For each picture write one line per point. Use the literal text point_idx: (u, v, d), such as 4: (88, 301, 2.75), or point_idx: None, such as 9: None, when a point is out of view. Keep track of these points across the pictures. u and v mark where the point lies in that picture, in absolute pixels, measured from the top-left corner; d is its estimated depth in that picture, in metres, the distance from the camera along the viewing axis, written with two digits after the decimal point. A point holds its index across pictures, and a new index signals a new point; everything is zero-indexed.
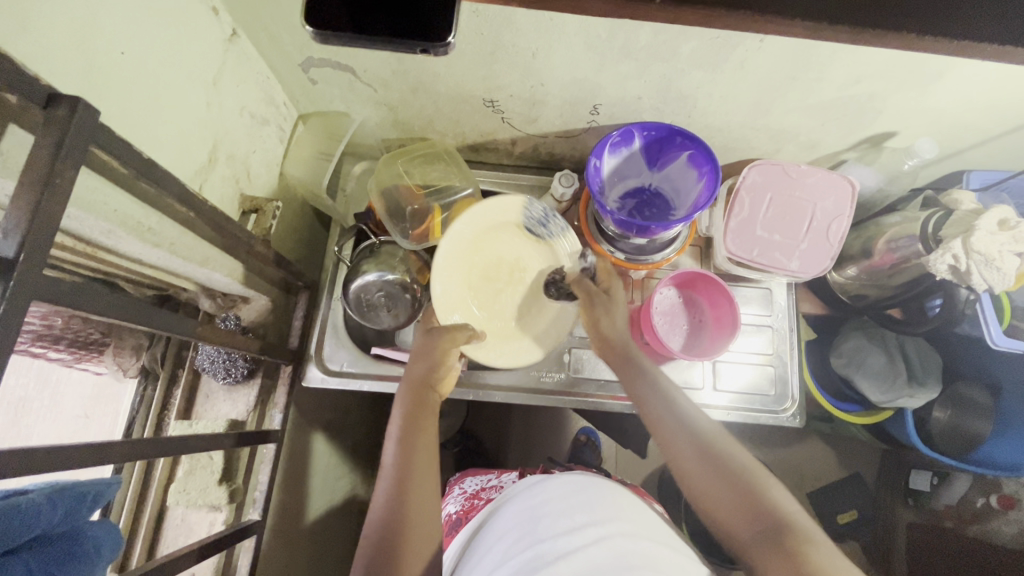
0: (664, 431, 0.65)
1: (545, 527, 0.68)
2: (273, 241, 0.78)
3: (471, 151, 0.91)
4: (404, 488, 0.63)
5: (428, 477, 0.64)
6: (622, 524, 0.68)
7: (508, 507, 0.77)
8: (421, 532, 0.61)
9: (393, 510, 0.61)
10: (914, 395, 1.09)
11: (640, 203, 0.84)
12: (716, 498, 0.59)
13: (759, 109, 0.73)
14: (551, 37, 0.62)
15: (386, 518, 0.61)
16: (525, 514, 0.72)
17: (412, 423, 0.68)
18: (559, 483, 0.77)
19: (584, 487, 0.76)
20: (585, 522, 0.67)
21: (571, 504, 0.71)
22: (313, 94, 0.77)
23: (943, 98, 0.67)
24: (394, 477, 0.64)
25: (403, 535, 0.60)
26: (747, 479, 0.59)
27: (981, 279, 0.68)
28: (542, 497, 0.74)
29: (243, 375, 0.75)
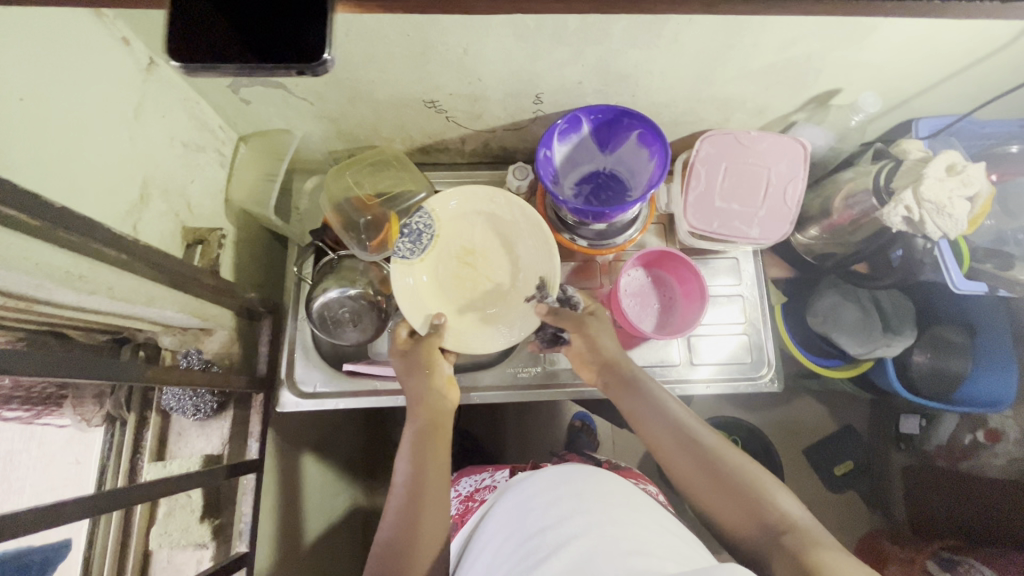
0: (666, 447, 0.65)
1: (535, 523, 0.67)
2: (227, 269, 0.76)
3: (423, 153, 0.89)
4: (416, 508, 0.64)
5: (439, 494, 0.67)
6: (613, 508, 0.67)
7: (500, 508, 0.77)
8: (426, 551, 0.63)
9: (402, 528, 0.63)
10: (890, 344, 1.12)
11: (596, 188, 0.83)
12: (726, 510, 0.59)
13: (701, 81, 0.73)
14: (479, 32, 0.61)
15: (394, 539, 0.63)
16: (515, 513, 0.72)
17: (423, 443, 0.69)
18: (547, 477, 0.77)
19: (573, 477, 0.75)
20: (574, 510, 0.67)
21: (561, 495, 0.71)
22: (249, 115, 0.75)
23: (880, 50, 0.67)
24: (402, 503, 0.65)
25: (409, 554, 0.62)
26: (751, 485, 0.59)
27: (936, 228, 0.68)
28: (531, 492, 0.75)
29: (213, 409, 0.74)
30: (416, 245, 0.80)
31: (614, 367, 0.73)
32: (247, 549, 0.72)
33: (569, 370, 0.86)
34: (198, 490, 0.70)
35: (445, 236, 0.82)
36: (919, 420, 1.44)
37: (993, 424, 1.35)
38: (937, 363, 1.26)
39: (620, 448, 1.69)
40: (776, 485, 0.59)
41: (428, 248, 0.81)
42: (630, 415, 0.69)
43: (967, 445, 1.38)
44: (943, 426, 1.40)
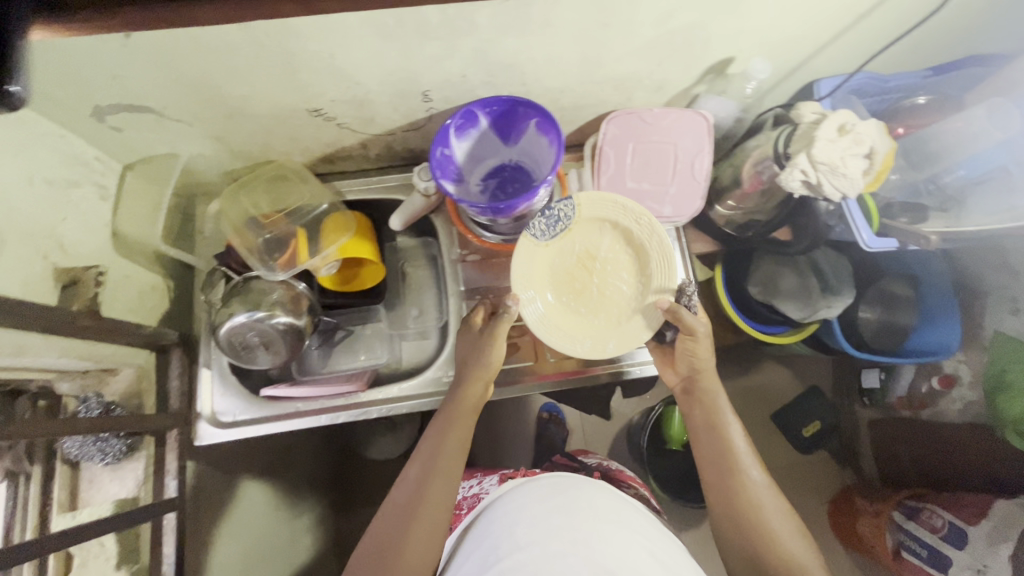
0: (728, 474, 0.72)
1: (520, 533, 0.69)
2: (124, 305, 0.73)
3: (327, 163, 0.87)
4: (425, 484, 0.69)
5: (447, 478, 0.70)
6: (598, 522, 0.70)
7: (484, 510, 0.78)
8: (425, 526, 0.67)
9: (409, 502, 0.68)
10: (831, 304, 1.12)
11: (503, 182, 0.81)
12: (733, 540, 0.70)
13: (590, 63, 0.71)
14: (338, 35, 0.58)
15: (400, 510, 0.68)
16: (498, 520, 0.73)
17: (445, 429, 0.73)
18: (538, 484, 0.77)
19: (565, 485, 0.76)
20: (564, 526, 0.69)
21: (546, 506, 0.72)
22: (126, 142, 0.71)
23: (760, 14, 0.65)
24: (414, 485, 0.70)
25: (408, 523, 0.67)
26: (770, 529, 0.68)
27: (834, 189, 0.68)
28: (520, 502, 0.74)
29: (123, 451, 0.70)
30: (549, 230, 0.75)
31: (697, 384, 0.77)
32: None
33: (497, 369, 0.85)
34: (112, 537, 0.68)
35: (576, 236, 0.76)
36: (879, 375, 1.46)
37: (946, 368, 1.29)
38: (887, 318, 1.29)
39: (591, 435, 1.69)
40: (797, 536, 0.68)
41: (562, 238, 0.76)
42: (694, 427, 0.77)
43: (925, 393, 1.34)
44: (901, 377, 1.40)
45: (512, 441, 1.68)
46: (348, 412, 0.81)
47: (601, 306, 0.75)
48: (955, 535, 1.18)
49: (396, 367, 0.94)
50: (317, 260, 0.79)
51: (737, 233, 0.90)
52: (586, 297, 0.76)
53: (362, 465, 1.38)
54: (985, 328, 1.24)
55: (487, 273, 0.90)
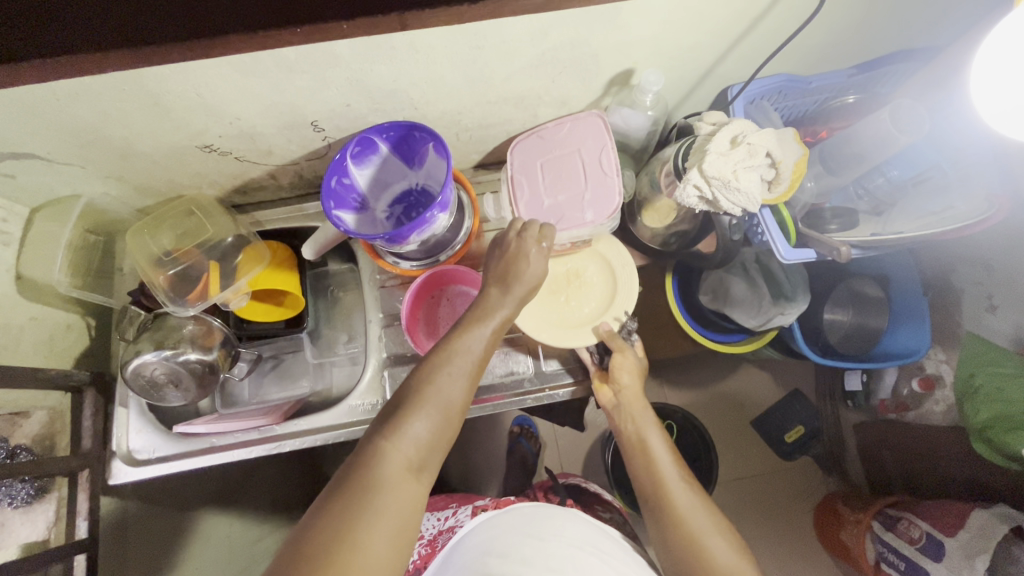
0: (653, 489, 0.70)
1: (494, 563, 0.66)
2: (28, 347, 0.74)
3: (241, 194, 0.87)
4: (436, 376, 0.57)
5: (462, 378, 0.58)
6: (575, 551, 0.69)
7: (457, 549, 0.74)
8: (432, 425, 0.56)
9: (413, 394, 0.56)
10: (785, 312, 1.05)
11: (408, 208, 0.80)
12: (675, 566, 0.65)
13: (477, 84, 0.69)
14: (196, 74, 0.57)
15: (401, 403, 0.56)
16: (468, 562, 0.69)
17: (470, 326, 0.61)
18: (508, 517, 0.75)
19: (537, 516, 0.74)
20: (540, 554, 0.67)
21: (505, 537, 0.70)
22: (25, 187, 0.72)
23: (641, 27, 0.63)
24: (421, 377, 0.58)
25: (410, 415, 0.55)
26: (703, 549, 0.63)
27: (731, 204, 0.65)
28: (481, 539, 0.72)
29: (31, 494, 0.71)
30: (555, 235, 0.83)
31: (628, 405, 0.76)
32: None
33: None
34: None
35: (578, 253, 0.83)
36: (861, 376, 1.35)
37: (928, 370, 1.21)
38: (859, 321, 1.23)
39: (565, 448, 1.66)
40: (738, 552, 0.63)
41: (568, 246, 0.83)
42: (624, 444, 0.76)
43: (907, 396, 1.26)
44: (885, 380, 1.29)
45: (485, 456, 1.65)
46: (261, 446, 0.80)
47: (563, 310, 0.80)
48: (933, 546, 1.08)
49: (325, 395, 0.92)
50: (228, 292, 0.80)
51: (662, 246, 0.88)
52: (552, 300, 0.81)
53: None
54: (962, 328, 1.18)
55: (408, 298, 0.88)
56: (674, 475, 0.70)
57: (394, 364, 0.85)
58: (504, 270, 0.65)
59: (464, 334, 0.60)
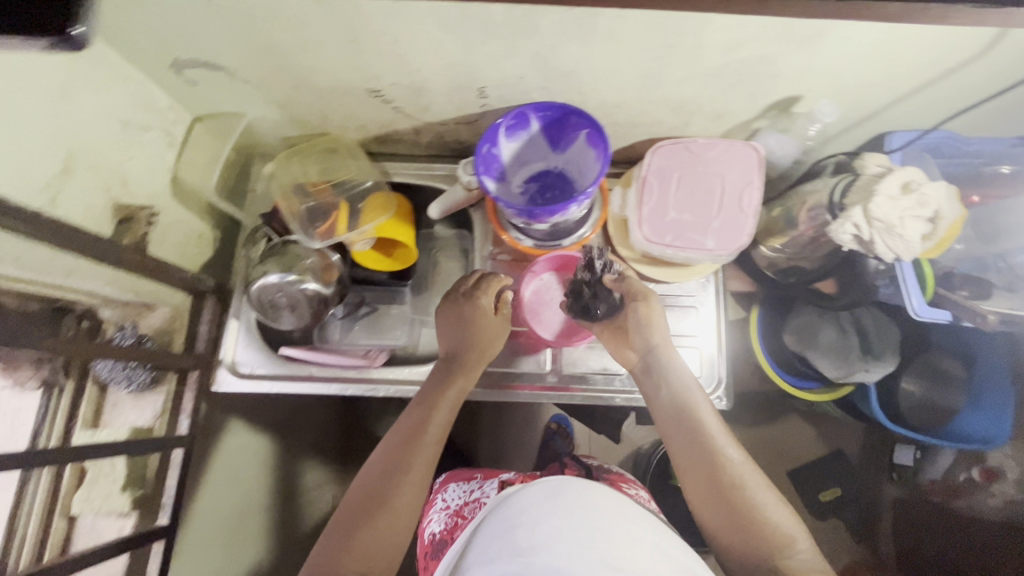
0: (692, 454, 0.65)
1: (521, 537, 0.58)
2: (169, 246, 0.77)
3: (378, 143, 0.89)
4: (388, 477, 0.65)
5: (413, 472, 0.66)
6: (619, 527, 0.60)
7: (484, 523, 0.66)
8: (389, 523, 0.62)
9: (365, 498, 0.63)
10: (870, 369, 1.03)
11: (543, 187, 0.81)
12: (722, 525, 0.61)
13: (649, 81, 0.70)
14: (403, 21, 0.59)
15: (354, 507, 0.63)
16: (494, 533, 0.61)
17: (420, 420, 0.70)
18: (532, 489, 0.66)
19: (564, 486, 0.65)
20: (571, 525, 0.58)
21: (536, 508, 0.62)
22: (198, 96, 0.75)
23: (835, 56, 0.62)
24: (371, 479, 0.65)
25: (362, 517, 0.62)
26: (757, 509, 0.60)
27: (886, 248, 0.64)
28: (513, 508, 0.64)
29: (146, 382, 0.76)
30: None
31: (657, 357, 0.71)
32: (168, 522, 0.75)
33: (508, 371, 0.85)
34: (121, 459, 0.71)
35: None
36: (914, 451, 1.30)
37: (990, 462, 1.22)
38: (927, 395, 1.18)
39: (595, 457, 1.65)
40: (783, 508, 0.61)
41: None
42: (659, 406, 0.70)
43: (961, 482, 1.26)
44: (939, 461, 1.27)
45: (515, 446, 1.66)
46: (357, 386, 0.83)
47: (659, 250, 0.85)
48: None
49: (412, 351, 0.93)
50: (353, 234, 0.81)
51: (777, 277, 0.89)
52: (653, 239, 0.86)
53: None
54: None
55: (515, 274, 0.90)
56: (715, 432, 0.66)
57: None
58: (478, 349, 0.77)
59: (414, 430, 0.69)
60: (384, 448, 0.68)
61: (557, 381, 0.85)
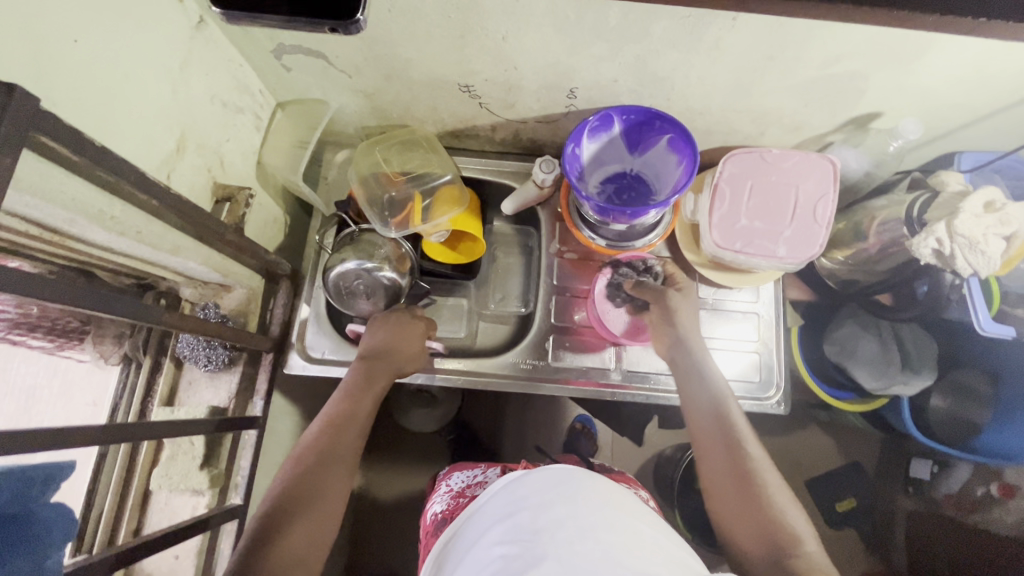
0: (713, 444, 0.66)
1: (527, 523, 0.56)
2: (252, 229, 0.78)
3: (452, 138, 0.91)
4: (324, 466, 0.65)
5: (344, 464, 0.66)
6: (634, 521, 0.57)
7: (485, 506, 0.64)
8: (315, 517, 0.61)
9: (305, 485, 0.63)
10: (910, 382, 1.00)
11: (619, 188, 0.84)
12: (739, 516, 0.61)
13: (738, 90, 0.72)
14: (518, 20, 0.61)
15: (292, 492, 0.62)
16: (493, 523, 0.59)
17: (351, 414, 0.70)
18: (536, 474, 0.64)
19: (572, 475, 0.63)
20: (578, 512, 0.56)
21: (540, 494, 0.60)
22: (288, 82, 0.76)
23: (927, 76, 0.65)
24: (313, 466, 0.64)
25: (306, 503, 0.61)
26: (774, 508, 0.60)
27: (966, 264, 0.66)
28: (513, 494, 0.62)
29: (224, 362, 0.77)
30: None
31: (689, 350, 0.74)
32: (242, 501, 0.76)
33: (574, 367, 0.86)
34: (201, 438, 0.72)
35: None
36: (932, 466, 1.26)
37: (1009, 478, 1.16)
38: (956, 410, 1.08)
39: None
40: (794, 508, 0.61)
41: None
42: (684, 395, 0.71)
43: (979, 497, 1.21)
44: (955, 474, 1.23)
45: None
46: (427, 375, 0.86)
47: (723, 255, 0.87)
48: None
49: (470, 345, 0.94)
50: (429, 226, 0.81)
51: (838, 287, 0.91)
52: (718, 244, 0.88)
53: (399, 431, 1.43)
54: None
55: (581, 274, 0.91)
56: (739, 427, 0.67)
57: (557, 332, 0.89)
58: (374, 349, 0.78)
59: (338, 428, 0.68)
60: (306, 442, 0.67)
61: (621, 380, 0.86)
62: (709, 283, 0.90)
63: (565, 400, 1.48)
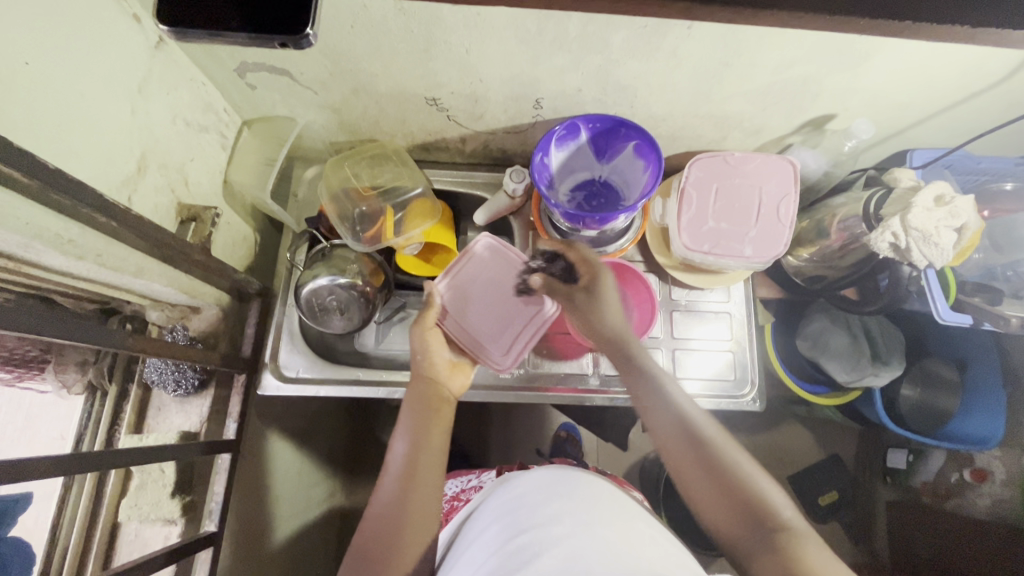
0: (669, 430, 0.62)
1: (526, 518, 0.59)
2: (221, 248, 0.77)
3: (423, 150, 0.91)
4: (409, 486, 0.63)
5: (432, 479, 0.65)
6: (628, 520, 0.59)
7: (485, 508, 0.67)
8: (426, 490, 0.64)
9: (396, 501, 0.63)
10: (878, 373, 1.02)
11: (589, 195, 0.85)
12: (713, 504, 0.57)
13: (698, 96, 0.74)
14: (481, 33, 0.62)
15: (385, 518, 0.62)
16: (498, 518, 0.62)
17: (422, 432, 0.67)
18: (528, 478, 0.68)
19: (562, 477, 0.67)
20: (576, 508, 0.59)
21: (541, 493, 0.63)
22: (253, 100, 0.75)
23: (874, 78, 0.68)
24: (396, 489, 0.64)
25: (399, 529, 0.61)
26: (746, 484, 0.57)
27: (921, 256, 0.69)
28: (517, 492, 0.65)
29: (194, 386, 0.75)
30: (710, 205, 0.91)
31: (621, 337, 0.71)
32: (217, 528, 0.72)
33: (553, 374, 0.87)
34: (171, 464, 0.70)
35: None
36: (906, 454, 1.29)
37: (979, 462, 1.18)
38: (925, 400, 1.11)
39: None
40: (767, 480, 0.58)
41: None
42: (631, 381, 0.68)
43: (952, 484, 1.22)
44: (930, 463, 1.25)
45: None
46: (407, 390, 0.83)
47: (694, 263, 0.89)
48: None
49: None
50: (400, 239, 0.82)
51: (805, 284, 0.93)
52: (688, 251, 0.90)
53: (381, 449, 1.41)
54: None
55: None
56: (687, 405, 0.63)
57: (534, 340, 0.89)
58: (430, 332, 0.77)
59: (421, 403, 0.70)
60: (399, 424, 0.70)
61: (599, 385, 0.87)
62: (681, 285, 0.92)
63: (547, 408, 1.48)
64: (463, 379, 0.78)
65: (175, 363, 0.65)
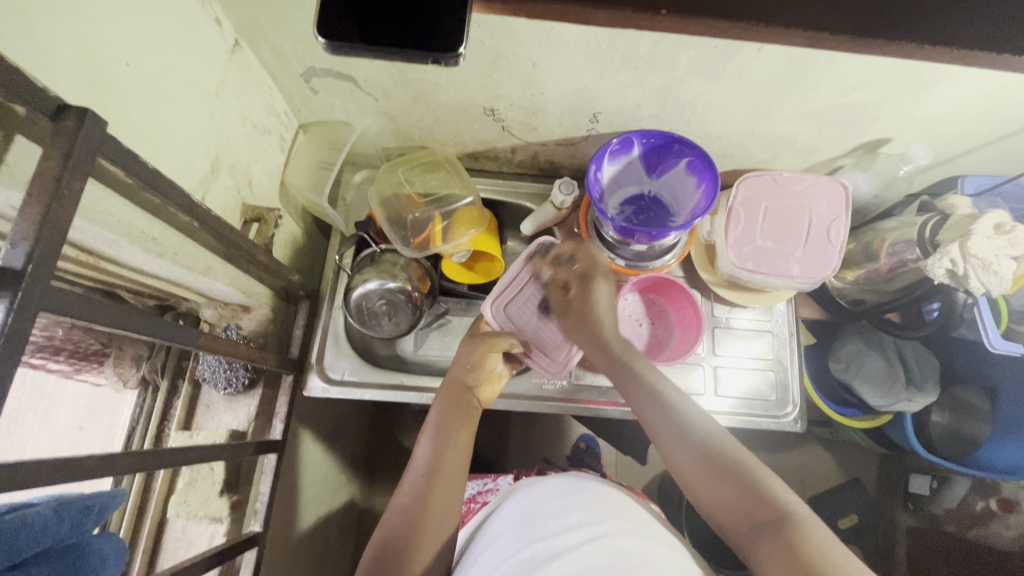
0: (665, 437, 0.61)
1: (539, 529, 0.58)
2: (274, 250, 0.77)
3: (471, 159, 0.92)
4: (430, 487, 0.63)
5: (454, 483, 0.64)
6: (649, 533, 0.58)
7: (503, 509, 0.66)
8: (446, 494, 0.63)
9: (414, 502, 0.62)
10: (913, 399, 0.97)
11: (638, 210, 0.85)
12: (714, 491, 0.56)
13: (756, 116, 0.74)
14: (551, 47, 0.62)
15: (406, 511, 0.61)
16: (511, 524, 0.62)
17: (449, 431, 0.68)
18: (546, 485, 0.66)
19: (575, 484, 0.66)
20: (586, 517, 0.58)
21: (556, 501, 0.62)
22: (313, 104, 0.76)
23: (938, 104, 0.68)
24: (419, 487, 0.63)
25: (418, 524, 0.60)
26: (749, 474, 0.55)
27: (978, 283, 0.68)
28: (534, 497, 0.65)
29: (244, 385, 0.75)
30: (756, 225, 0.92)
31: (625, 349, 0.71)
32: (260, 529, 0.72)
33: (593, 387, 0.86)
34: (220, 463, 0.70)
35: None
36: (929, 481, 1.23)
37: (1005, 492, 1.17)
38: (954, 425, 1.03)
39: None
40: (764, 467, 0.57)
41: None
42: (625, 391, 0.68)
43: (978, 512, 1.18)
44: (953, 492, 1.20)
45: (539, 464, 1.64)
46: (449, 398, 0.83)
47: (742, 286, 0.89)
48: None
49: None
50: (449, 246, 0.81)
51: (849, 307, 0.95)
52: None
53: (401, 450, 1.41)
54: None
55: None
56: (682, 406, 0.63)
57: None
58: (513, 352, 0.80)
59: (451, 410, 0.71)
60: (422, 429, 0.70)
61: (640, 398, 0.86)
62: (723, 302, 0.92)
63: (568, 418, 1.47)
64: (493, 392, 0.78)
65: (231, 361, 0.63)
